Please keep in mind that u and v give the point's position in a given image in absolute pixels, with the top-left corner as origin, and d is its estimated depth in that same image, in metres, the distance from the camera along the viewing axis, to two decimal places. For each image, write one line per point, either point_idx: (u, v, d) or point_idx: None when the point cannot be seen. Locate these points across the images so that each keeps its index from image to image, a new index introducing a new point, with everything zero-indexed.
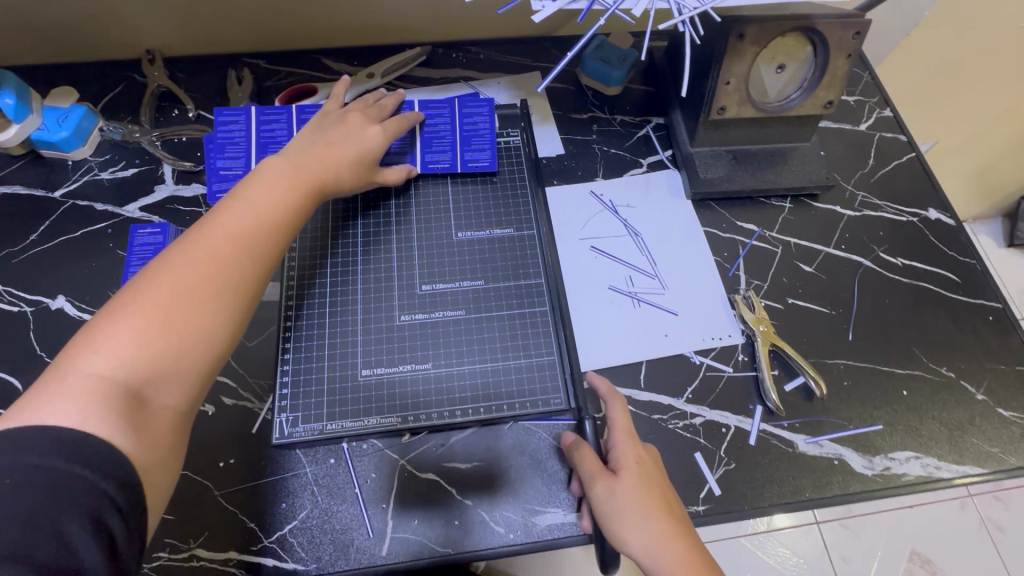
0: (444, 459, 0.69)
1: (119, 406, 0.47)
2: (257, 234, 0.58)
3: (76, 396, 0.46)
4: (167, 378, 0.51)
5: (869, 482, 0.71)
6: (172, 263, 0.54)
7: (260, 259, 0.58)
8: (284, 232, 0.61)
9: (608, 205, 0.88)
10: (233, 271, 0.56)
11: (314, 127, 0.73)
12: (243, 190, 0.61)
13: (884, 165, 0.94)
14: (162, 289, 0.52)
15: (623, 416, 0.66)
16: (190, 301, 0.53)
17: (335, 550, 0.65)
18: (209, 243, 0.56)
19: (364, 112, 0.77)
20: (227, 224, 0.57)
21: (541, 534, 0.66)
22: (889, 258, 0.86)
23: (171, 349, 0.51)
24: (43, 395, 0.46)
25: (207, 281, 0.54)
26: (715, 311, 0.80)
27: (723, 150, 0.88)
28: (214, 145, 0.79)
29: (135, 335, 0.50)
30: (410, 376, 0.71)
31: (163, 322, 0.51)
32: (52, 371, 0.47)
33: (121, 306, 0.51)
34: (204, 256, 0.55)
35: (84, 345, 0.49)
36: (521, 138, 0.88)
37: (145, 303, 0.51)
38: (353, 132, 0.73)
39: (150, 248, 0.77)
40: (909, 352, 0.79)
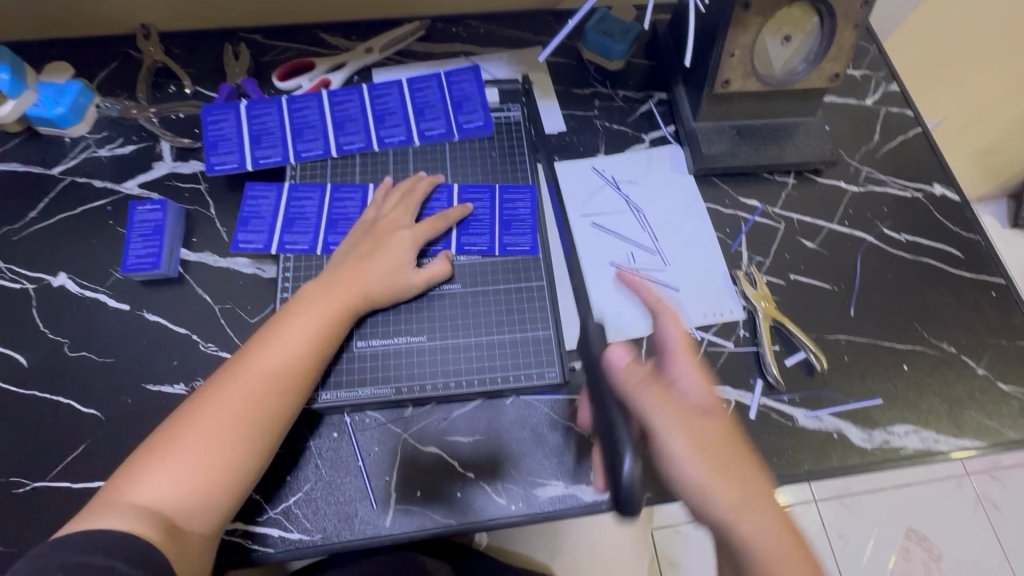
0: (446, 433, 0.70)
1: (158, 526, 0.54)
2: (285, 370, 0.63)
3: (121, 514, 0.54)
4: (200, 508, 0.56)
5: (868, 455, 0.72)
6: (209, 400, 0.60)
7: (283, 398, 0.62)
8: (312, 363, 0.65)
9: (610, 181, 0.87)
10: (259, 403, 0.61)
11: (349, 248, 0.74)
12: (279, 322, 0.66)
13: (890, 141, 0.93)
14: (200, 427, 0.59)
15: (681, 335, 0.63)
16: (220, 440, 0.58)
17: (339, 521, 0.66)
18: (242, 378, 0.61)
19: (399, 213, 0.76)
20: (260, 354, 0.63)
21: (546, 505, 0.67)
22: (893, 234, 0.85)
23: (203, 478, 0.57)
24: (101, 510, 0.54)
25: (235, 415, 0.59)
26: (716, 287, 0.80)
27: (727, 126, 0.87)
28: (242, 217, 0.77)
29: (173, 469, 0.56)
30: (405, 348, 0.72)
31: (200, 452, 0.57)
32: (111, 491, 0.56)
33: (168, 438, 0.58)
34: (237, 393, 0.60)
35: (138, 470, 0.57)
36: (522, 113, 0.88)
37: (187, 434, 0.58)
38: (385, 241, 0.73)
39: (150, 225, 0.77)
40: (910, 328, 0.79)
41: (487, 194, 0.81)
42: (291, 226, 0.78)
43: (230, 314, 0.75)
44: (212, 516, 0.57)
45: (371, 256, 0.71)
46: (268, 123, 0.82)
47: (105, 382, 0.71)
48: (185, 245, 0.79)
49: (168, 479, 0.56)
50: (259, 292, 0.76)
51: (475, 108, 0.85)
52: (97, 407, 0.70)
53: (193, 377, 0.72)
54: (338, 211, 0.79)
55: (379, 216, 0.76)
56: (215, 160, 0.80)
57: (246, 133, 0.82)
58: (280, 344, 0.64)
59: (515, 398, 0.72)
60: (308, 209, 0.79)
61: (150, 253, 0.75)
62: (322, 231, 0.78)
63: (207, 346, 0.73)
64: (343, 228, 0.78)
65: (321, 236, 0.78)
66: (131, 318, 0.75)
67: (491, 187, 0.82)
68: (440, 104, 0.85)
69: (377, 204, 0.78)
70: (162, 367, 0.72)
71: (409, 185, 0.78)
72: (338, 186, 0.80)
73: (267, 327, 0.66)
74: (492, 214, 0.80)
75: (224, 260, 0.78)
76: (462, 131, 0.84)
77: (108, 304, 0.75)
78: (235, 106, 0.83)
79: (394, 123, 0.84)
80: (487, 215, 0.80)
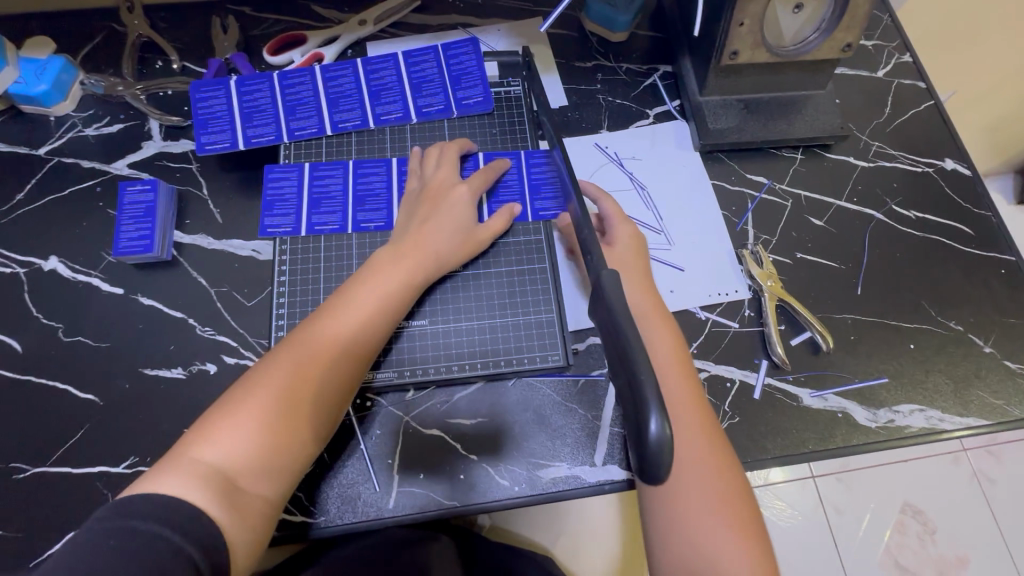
0: (448, 415, 0.69)
1: (223, 491, 0.52)
2: (354, 339, 0.63)
3: (187, 475, 0.52)
4: (264, 473, 0.56)
5: (872, 434, 0.71)
6: (277, 364, 0.59)
7: (351, 367, 0.62)
8: (379, 334, 0.65)
9: (614, 158, 0.85)
10: (327, 371, 0.61)
11: (405, 215, 0.73)
12: (347, 290, 0.65)
13: (902, 114, 0.90)
14: (265, 392, 0.58)
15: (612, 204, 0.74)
16: (287, 406, 0.58)
17: (342, 503, 0.65)
18: (312, 344, 0.61)
19: (453, 178, 0.75)
20: (335, 321, 0.63)
21: (549, 486, 0.67)
22: (902, 210, 0.83)
23: (272, 443, 0.56)
24: (165, 470, 0.52)
25: (302, 382, 0.59)
26: (722, 266, 0.79)
27: (734, 100, 0.85)
28: (266, 201, 0.76)
29: (240, 433, 0.55)
30: (412, 332, 0.71)
31: (270, 418, 0.57)
32: (175, 452, 0.55)
33: (233, 400, 0.57)
34: (306, 359, 0.60)
35: (203, 431, 0.56)
36: (523, 88, 0.85)
37: (256, 398, 0.57)
38: (443, 208, 0.72)
39: (141, 206, 0.75)
40: (918, 307, 0.78)
41: (513, 158, 0.80)
42: (317, 207, 0.77)
43: (226, 297, 0.74)
44: (273, 482, 0.57)
45: (431, 223, 0.71)
46: (259, 100, 0.79)
47: (101, 367, 0.70)
48: (178, 227, 0.77)
49: (233, 441, 0.55)
50: (255, 275, 0.75)
51: (475, 83, 0.82)
52: (95, 393, 0.69)
53: (191, 362, 0.71)
54: (364, 187, 0.78)
55: (428, 180, 0.75)
56: (205, 140, 0.77)
57: (236, 111, 0.78)
58: (350, 313, 0.64)
59: (518, 381, 0.71)
60: (332, 187, 0.78)
61: (143, 236, 0.73)
62: (350, 208, 0.77)
63: (203, 330, 0.72)
64: (371, 204, 0.77)
65: (350, 214, 0.77)
66: (126, 302, 0.73)
67: (517, 151, 0.81)
68: (438, 79, 0.82)
69: (418, 173, 0.77)
70: (159, 351, 0.71)
71: (454, 150, 0.77)
72: (361, 162, 0.79)
73: (338, 292, 0.66)
74: (521, 178, 0.79)
75: (219, 242, 0.77)
76: (461, 107, 0.81)
77: (101, 288, 0.74)
78: (225, 82, 0.79)
79: (390, 99, 0.81)
80: (516, 180, 0.79)
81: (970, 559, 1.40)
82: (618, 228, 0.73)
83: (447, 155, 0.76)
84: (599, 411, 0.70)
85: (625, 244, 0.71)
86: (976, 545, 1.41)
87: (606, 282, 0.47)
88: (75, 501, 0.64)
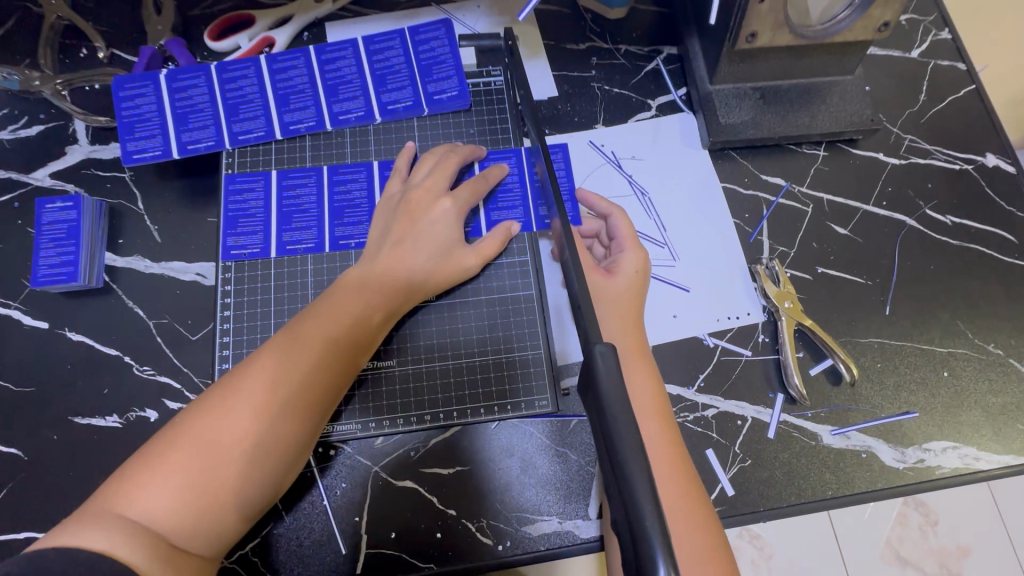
0: (422, 464, 0.61)
1: (155, 548, 0.43)
2: (322, 369, 0.54)
3: (114, 528, 0.43)
4: (207, 527, 0.47)
5: (899, 477, 0.64)
6: (230, 393, 0.50)
7: (318, 403, 0.53)
8: (350, 364, 0.57)
9: (611, 158, 0.74)
10: (288, 405, 0.51)
11: (381, 227, 0.63)
12: (315, 314, 0.57)
13: (938, 102, 0.79)
14: (211, 429, 0.48)
15: (627, 225, 0.66)
16: (243, 446, 0.49)
17: (304, 569, 0.58)
18: (273, 373, 0.52)
19: (437, 184, 0.64)
20: (302, 345, 0.54)
21: (536, 545, 0.59)
22: (937, 215, 0.74)
23: (224, 488, 0.47)
24: (84, 520, 0.43)
25: (259, 417, 0.50)
26: (733, 285, 0.69)
27: (749, 88, 0.74)
28: (227, 217, 0.66)
29: (181, 476, 0.46)
30: (383, 372, 0.63)
31: (222, 458, 0.48)
32: (97, 498, 0.45)
33: (172, 437, 0.48)
34: (264, 390, 0.51)
35: (133, 471, 0.46)
36: (505, 79, 0.74)
37: (207, 435, 0.48)
38: (425, 220, 0.63)
39: (63, 227, 0.65)
40: (953, 328, 0.69)
41: (513, 157, 0.70)
42: (288, 222, 0.67)
43: (167, 331, 0.64)
44: (217, 538, 0.48)
45: (410, 238, 0.62)
46: (195, 98, 0.69)
47: (25, 416, 0.61)
48: (110, 248, 0.67)
49: (175, 488, 0.46)
50: (200, 304, 0.65)
51: (448, 73, 0.71)
52: (19, 446, 0.60)
53: (129, 408, 0.62)
54: (341, 196, 0.68)
55: (411, 186, 0.65)
56: (132, 147, 0.67)
57: (169, 112, 0.68)
58: (317, 337, 0.55)
59: (500, 425, 0.63)
60: (304, 198, 0.68)
61: (66, 261, 0.63)
62: (326, 222, 0.67)
63: (142, 369, 0.63)
64: (350, 217, 0.67)
65: (327, 228, 0.67)
66: (51, 338, 0.64)
67: (516, 148, 0.71)
68: (405, 69, 0.71)
69: (402, 176, 0.67)
70: (91, 395, 0.62)
71: (445, 154, 0.67)
72: (336, 167, 0.69)
73: (307, 313, 0.57)
74: (523, 182, 0.69)
75: (158, 265, 0.67)
76: (432, 103, 0.70)
77: (23, 323, 0.64)
78: (154, 76, 0.69)
79: (351, 95, 0.70)
80: (517, 183, 0.69)
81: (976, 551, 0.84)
82: (624, 256, 0.64)
83: (429, 160, 0.66)
84: (593, 456, 0.62)
85: (625, 277, 0.63)
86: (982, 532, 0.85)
87: (601, 368, 0.39)
88: None
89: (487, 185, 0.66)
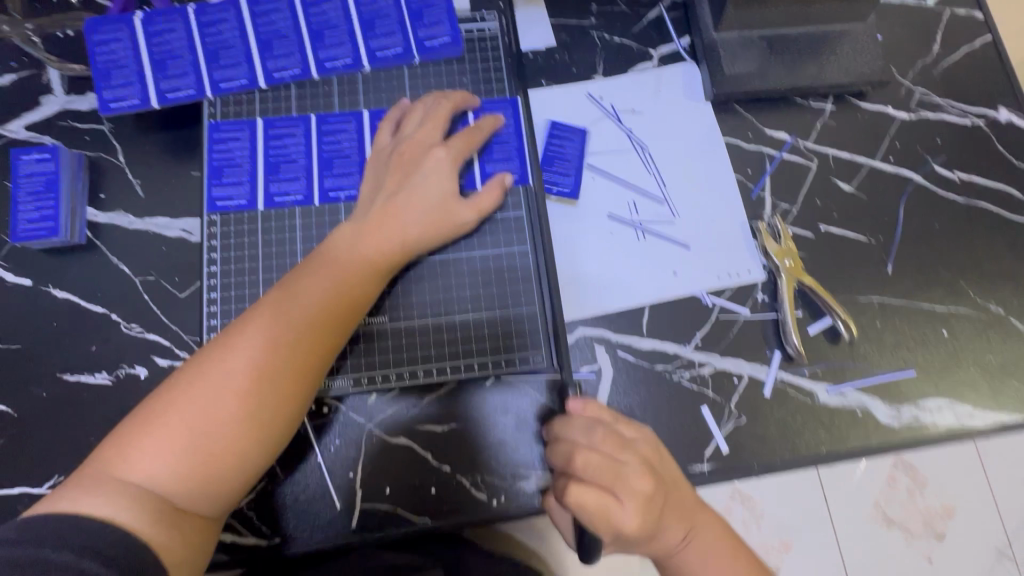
0: (417, 421, 0.61)
1: (158, 513, 0.44)
2: (315, 334, 0.53)
3: (115, 493, 0.44)
4: (208, 491, 0.47)
5: (894, 434, 0.63)
6: (223, 354, 0.49)
7: (313, 364, 0.52)
8: (347, 327, 0.55)
9: (610, 111, 0.71)
10: (282, 372, 0.50)
11: (373, 182, 0.62)
12: (308, 272, 0.55)
13: (952, 53, 0.75)
14: (202, 395, 0.48)
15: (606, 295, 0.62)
16: (239, 409, 0.48)
17: (300, 523, 0.58)
18: (265, 338, 0.51)
19: (429, 138, 0.62)
20: (297, 305, 0.53)
21: (529, 499, 0.59)
22: (945, 171, 0.71)
23: (221, 452, 0.47)
24: (84, 486, 0.44)
25: (254, 384, 0.49)
26: (733, 242, 0.68)
27: (755, 36, 0.70)
28: (212, 167, 0.64)
29: (177, 441, 0.46)
30: (377, 329, 0.62)
31: (218, 423, 0.47)
32: (96, 463, 0.46)
33: (166, 401, 0.48)
34: (257, 357, 0.50)
35: (129, 435, 0.46)
36: (500, 24, 0.70)
37: (201, 399, 0.48)
38: (418, 176, 0.60)
39: (41, 180, 0.62)
40: (955, 287, 0.68)
41: (509, 107, 0.67)
42: (276, 173, 0.65)
43: (154, 288, 0.63)
44: (220, 499, 0.48)
45: (403, 195, 0.60)
46: (173, 43, 0.65)
47: (13, 373, 0.60)
48: (92, 203, 0.64)
49: (172, 453, 0.46)
50: (186, 260, 0.64)
51: (440, 18, 0.68)
52: (9, 403, 0.60)
53: (118, 365, 0.61)
54: (331, 147, 0.65)
55: (402, 139, 0.62)
56: (108, 96, 0.64)
57: (145, 59, 0.65)
58: (309, 302, 0.53)
59: (494, 380, 0.62)
60: (293, 150, 0.65)
61: (46, 217, 0.61)
62: (316, 174, 0.65)
63: (129, 327, 0.62)
64: (339, 169, 0.65)
65: (316, 181, 0.65)
66: (35, 295, 0.62)
67: (512, 98, 0.68)
68: (393, 13, 0.67)
69: (393, 126, 0.64)
70: (78, 353, 0.61)
71: (434, 104, 0.64)
72: (325, 116, 0.66)
73: (301, 272, 0.56)
74: (519, 133, 0.67)
75: (142, 221, 0.64)
76: (424, 51, 0.67)
77: (6, 279, 0.63)
78: (128, 19, 0.65)
79: (337, 40, 0.67)
80: (513, 134, 0.67)
81: (960, 510, 0.91)
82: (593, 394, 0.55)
83: (420, 112, 0.64)
84: None
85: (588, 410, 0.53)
86: (970, 495, 0.91)
87: None
88: None
89: (481, 136, 0.64)
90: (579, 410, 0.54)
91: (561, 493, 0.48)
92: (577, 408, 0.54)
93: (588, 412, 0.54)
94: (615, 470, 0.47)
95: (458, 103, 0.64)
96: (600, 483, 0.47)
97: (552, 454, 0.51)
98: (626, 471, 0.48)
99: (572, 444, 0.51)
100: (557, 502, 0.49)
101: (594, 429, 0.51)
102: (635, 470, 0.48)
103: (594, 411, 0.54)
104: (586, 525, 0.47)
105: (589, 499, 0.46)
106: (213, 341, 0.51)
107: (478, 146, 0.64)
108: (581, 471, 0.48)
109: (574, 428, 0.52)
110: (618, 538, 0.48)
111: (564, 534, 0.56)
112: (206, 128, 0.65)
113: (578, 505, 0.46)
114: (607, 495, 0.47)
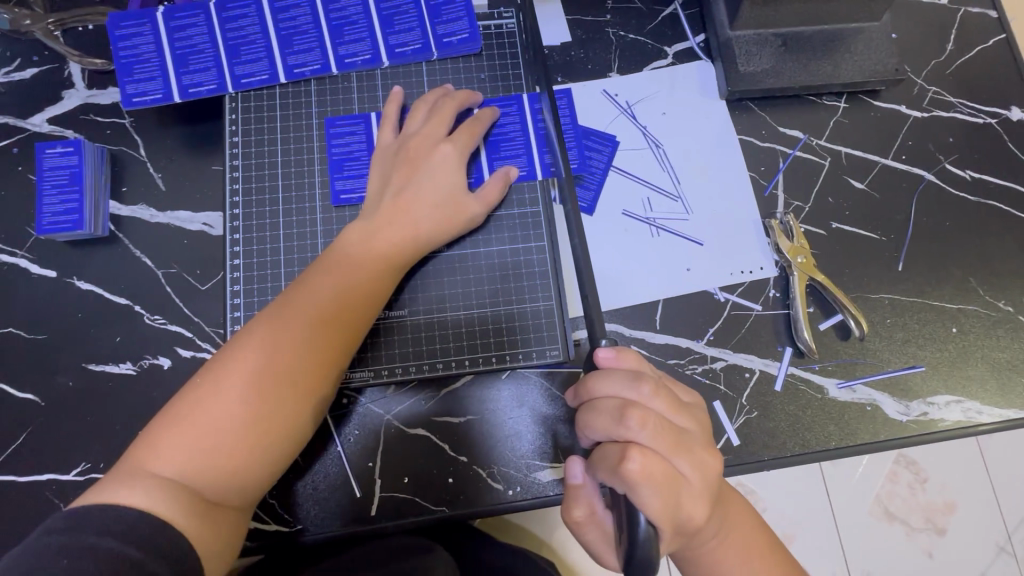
0: (434, 412, 0.62)
1: (192, 503, 0.45)
2: (334, 328, 0.54)
3: (148, 487, 0.45)
4: (235, 482, 0.48)
5: (903, 429, 0.65)
6: (245, 352, 0.51)
7: (332, 358, 0.53)
8: (364, 320, 0.56)
9: (624, 108, 0.72)
10: (303, 366, 0.51)
11: (379, 178, 0.62)
12: (320, 268, 0.57)
13: (965, 53, 0.76)
14: (228, 392, 0.49)
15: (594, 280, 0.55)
16: (265, 403, 0.49)
17: (320, 511, 0.59)
18: (286, 332, 0.52)
19: (428, 136, 0.62)
20: (312, 300, 0.54)
21: (545, 489, 0.61)
22: (957, 171, 0.72)
23: (249, 445, 0.49)
24: (115, 481, 0.45)
25: (278, 377, 0.50)
26: (746, 239, 0.69)
27: (771, 35, 0.71)
28: (334, 161, 0.66)
29: (205, 436, 0.48)
30: (396, 323, 0.63)
31: (244, 417, 0.49)
32: (127, 459, 0.47)
33: (191, 398, 0.49)
34: (279, 349, 0.51)
35: (156, 433, 0.47)
36: (517, 21, 0.71)
37: (228, 395, 0.49)
38: (426, 171, 0.61)
39: (65, 174, 0.63)
40: (965, 285, 0.69)
41: (520, 103, 0.68)
42: (341, 169, 0.65)
43: (176, 280, 0.64)
44: (249, 490, 0.50)
45: (412, 189, 0.61)
46: (195, 38, 0.66)
47: (38, 363, 0.62)
48: (114, 196, 0.65)
49: (201, 447, 0.47)
50: (208, 253, 0.65)
51: (458, 14, 0.68)
52: (36, 392, 0.61)
53: (141, 356, 0.62)
54: (340, 150, 0.66)
55: (408, 136, 0.63)
56: (131, 90, 0.64)
57: (168, 53, 0.65)
58: (327, 295, 0.55)
59: (509, 373, 0.64)
60: (357, 147, 0.66)
61: (70, 210, 0.62)
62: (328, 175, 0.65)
63: (152, 319, 0.63)
64: (351, 169, 0.66)
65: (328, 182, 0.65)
66: (59, 287, 0.63)
67: (525, 95, 0.68)
68: (412, 9, 0.68)
69: (394, 125, 0.65)
70: (103, 344, 0.62)
71: (440, 103, 0.64)
72: (332, 119, 0.67)
73: (311, 270, 0.57)
74: (533, 127, 0.67)
75: (164, 215, 0.65)
76: (442, 47, 0.68)
77: (31, 271, 0.64)
78: (151, 14, 0.66)
79: (356, 36, 0.67)
80: (527, 129, 0.67)
81: (960, 506, 0.93)
82: (615, 354, 0.50)
83: (421, 105, 0.64)
84: None
85: (622, 361, 0.50)
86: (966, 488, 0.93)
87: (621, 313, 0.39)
88: (24, 511, 0.58)
89: (481, 130, 0.64)
90: (612, 360, 0.50)
91: (617, 457, 0.45)
92: (610, 358, 0.50)
93: (622, 360, 0.50)
94: (677, 436, 0.47)
95: (463, 100, 0.64)
96: (661, 449, 0.46)
97: (596, 413, 0.48)
98: (688, 439, 0.48)
99: (618, 401, 0.48)
100: (606, 469, 0.46)
101: (641, 381, 0.48)
102: (696, 440, 0.48)
103: (628, 361, 0.50)
104: (651, 500, 0.44)
105: (653, 464, 0.45)
106: (234, 338, 0.52)
107: (479, 137, 0.65)
108: (640, 431, 0.46)
109: (617, 382, 0.48)
110: (676, 519, 0.45)
111: (600, 537, 0.52)
112: (230, 122, 0.66)
113: (641, 471, 0.44)
114: (669, 464, 0.45)
